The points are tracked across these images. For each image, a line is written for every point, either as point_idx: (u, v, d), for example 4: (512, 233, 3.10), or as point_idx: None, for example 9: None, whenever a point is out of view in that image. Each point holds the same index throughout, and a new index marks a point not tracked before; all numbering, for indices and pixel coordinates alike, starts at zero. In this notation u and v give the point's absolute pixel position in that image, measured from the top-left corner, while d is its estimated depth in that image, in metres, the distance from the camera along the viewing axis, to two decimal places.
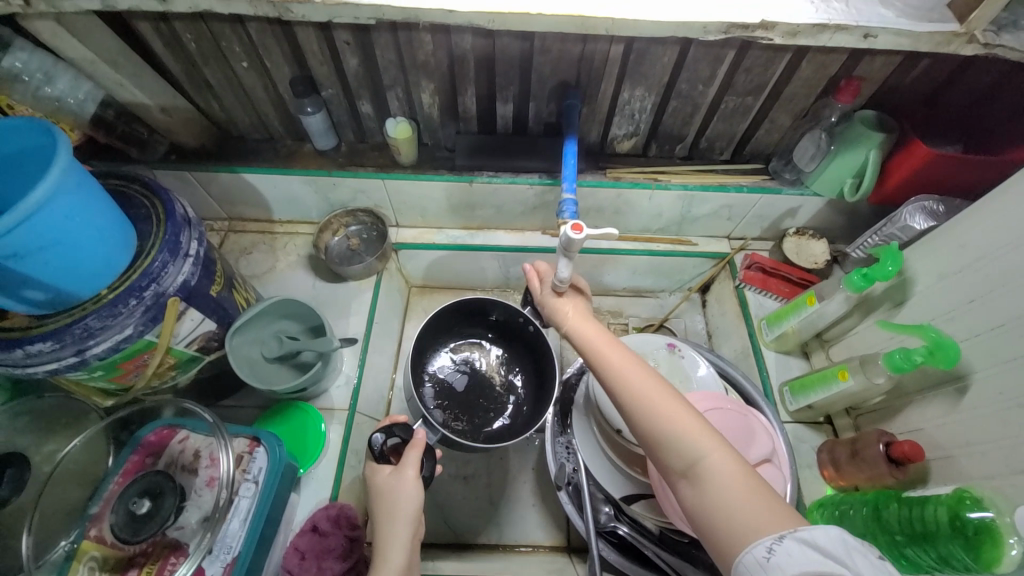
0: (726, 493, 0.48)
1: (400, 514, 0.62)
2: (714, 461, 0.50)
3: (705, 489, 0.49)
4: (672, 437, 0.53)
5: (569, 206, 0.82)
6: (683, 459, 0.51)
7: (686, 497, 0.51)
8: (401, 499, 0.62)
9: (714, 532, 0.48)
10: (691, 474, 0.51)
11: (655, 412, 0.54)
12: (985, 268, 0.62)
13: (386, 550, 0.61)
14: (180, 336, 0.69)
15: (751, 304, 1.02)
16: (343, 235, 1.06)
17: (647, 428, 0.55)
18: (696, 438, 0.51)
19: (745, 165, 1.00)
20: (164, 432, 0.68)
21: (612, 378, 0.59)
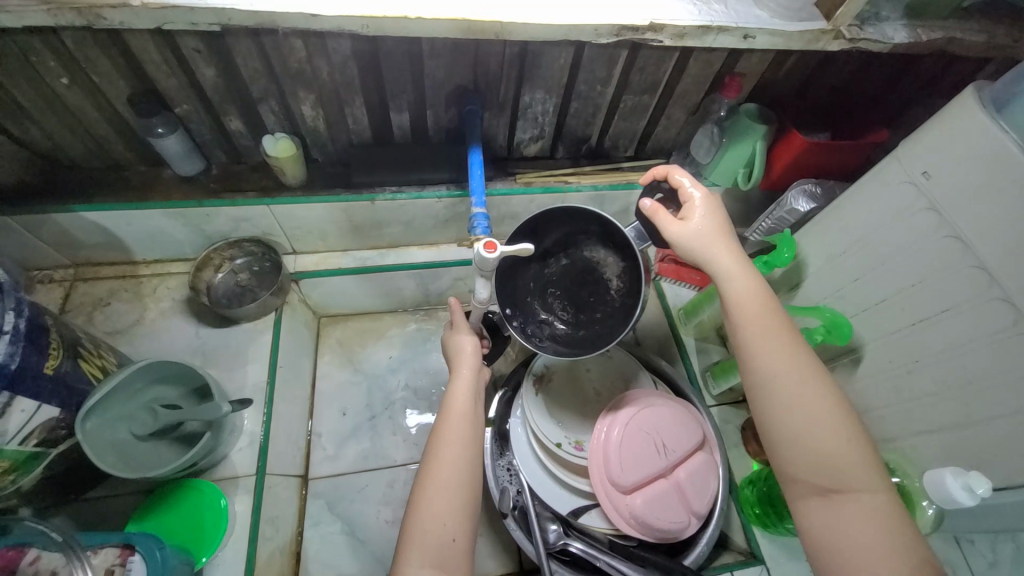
0: (864, 522, 0.51)
1: (462, 353, 0.70)
2: (867, 494, 0.52)
3: (842, 510, 0.52)
4: (824, 455, 0.53)
5: (480, 220, 0.77)
6: (829, 481, 0.53)
7: (808, 509, 0.54)
8: (460, 341, 0.72)
9: (827, 548, 0.52)
10: (830, 495, 0.53)
11: (809, 430, 0.54)
12: (863, 248, 0.68)
13: (455, 374, 0.69)
14: (8, 433, 0.54)
15: (667, 295, 1.04)
16: (228, 271, 0.92)
17: (792, 438, 0.55)
18: (854, 469, 0.53)
19: (648, 161, 1.03)
20: (9, 553, 0.51)
21: (765, 376, 0.57)
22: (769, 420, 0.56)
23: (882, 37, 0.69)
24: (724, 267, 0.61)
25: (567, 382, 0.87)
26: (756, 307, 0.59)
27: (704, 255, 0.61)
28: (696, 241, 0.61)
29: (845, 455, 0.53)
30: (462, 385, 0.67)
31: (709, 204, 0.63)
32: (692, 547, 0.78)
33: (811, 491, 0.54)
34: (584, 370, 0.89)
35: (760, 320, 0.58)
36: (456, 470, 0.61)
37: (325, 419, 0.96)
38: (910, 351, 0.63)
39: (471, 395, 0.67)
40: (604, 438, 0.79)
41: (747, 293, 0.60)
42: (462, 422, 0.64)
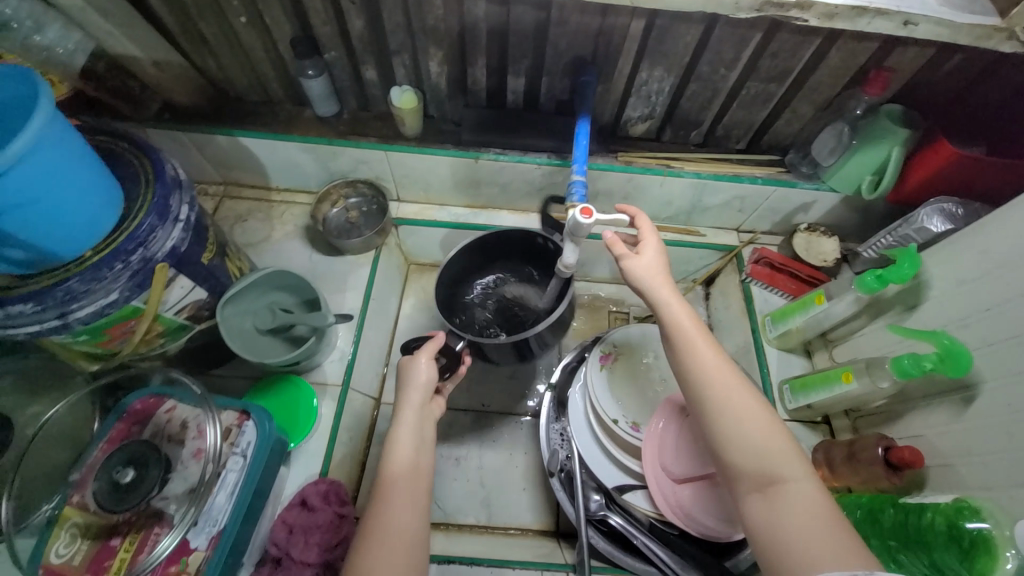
0: (801, 515, 0.49)
1: (415, 389, 0.67)
2: (800, 486, 0.51)
3: (780, 506, 0.50)
4: (758, 454, 0.53)
5: (579, 188, 0.78)
6: (763, 475, 0.52)
7: (749, 507, 0.52)
8: (417, 372, 0.68)
9: (772, 546, 0.49)
10: (766, 489, 0.52)
11: (741, 428, 0.55)
12: (1004, 275, 0.61)
13: (398, 412, 0.66)
14: (169, 303, 0.66)
15: (756, 299, 1.00)
16: (342, 207, 1.02)
17: (727, 437, 0.55)
18: (785, 462, 0.52)
19: (760, 157, 0.98)
20: (151, 400, 0.63)
21: (703, 382, 0.58)
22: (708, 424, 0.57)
23: None
24: (661, 287, 0.64)
25: (633, 365, 0.88)
26: (695, 327, 0.61)
27: (651, 282, 0.65)
28: (645, 267, 0.66)
29: (774, 451, 0.53)
30: (408, 419, 0.66)
31: (650, 235, 0.68)
32: (741, 548, 0.76)
33: (749, 487, 0.53)
34: (652, 357, 0.89)
35: (697, 334, 0.61)
36: (402, 505, 0.59)
37: (402, 354, 1.05)
38: None
39: (414, 439, 0.65)
40: (661, 429, 0.79)
41: (681, 306, 0.63)
42: (406, 466, 0.62)
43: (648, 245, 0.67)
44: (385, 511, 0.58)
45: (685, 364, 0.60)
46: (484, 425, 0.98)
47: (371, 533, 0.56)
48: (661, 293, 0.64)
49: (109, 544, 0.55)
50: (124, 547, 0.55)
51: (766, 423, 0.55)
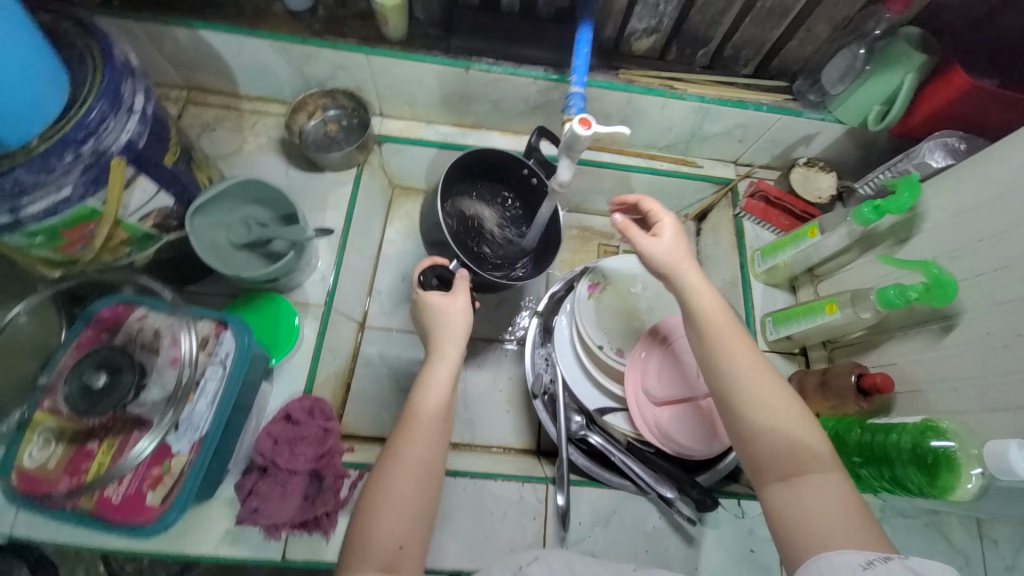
0: (824, 504, 0.50)
1: (452, 332, 0.66)
2: (824, 476, 0.52)
3: (803, 492, 0.52)
4: (783, 443, 0.54)
5: (576, 100, 0.73)
6: (788, 467, 0.53)
7: (771, 495, 0.53)
8: (451, 317, 0.67)
9: (792, 530, 0.51)
10: (790, 479, 0.53)
11: (768, 418, 0.55)
12: (1002, 206, 0.61)
13: (436, 362, 0.64)
14: (131, 207, 0.61)
15: (748, 234, 0.98)
16: (320, 119, 0.95)
17: (753, 427, 0.56)
18: (810, 452, 0.53)
19: (767, 82, 0.92)
20: (120, 308, 0.60)
21: (728, 371, 0.58)
22: (732, 411, 0.57)
23: None
24: (690, 276, 0.64)
25: (623, 294, 0.88)
26: (719, 317, 0.61)
27: (672, 270, 0.65)
28: (662, 252, 0.66)
29: (800, 442, 0.54)
30: (436, 378, 0.63)
31: (668, 221, 0.68)
32: (709, 468, 0.81)
33: (773, 476, 0.54)
34: (641, 288, 0.89)
35: (722, 324, 0.61)
36: (414, 466, 0.57)
37: (386, 280, 1.02)
38: (1018, 324, 0.57)
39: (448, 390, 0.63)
40: (644, 358, 0.81)
41: (707, 294, 0.63)
42: (428, 423, 0.60)
43: (666, 229, 0.67)
44: (393, 470, 0.56)
45: (712, 354, 0.60)
46: (469, 351, 0.98)
47: (377, 493, 0.56)
48: (687, 279, 0.64)
49: (86, 448, 0.54)
50: (102, 450, 0.54)
51: (793, 414, 0.56)
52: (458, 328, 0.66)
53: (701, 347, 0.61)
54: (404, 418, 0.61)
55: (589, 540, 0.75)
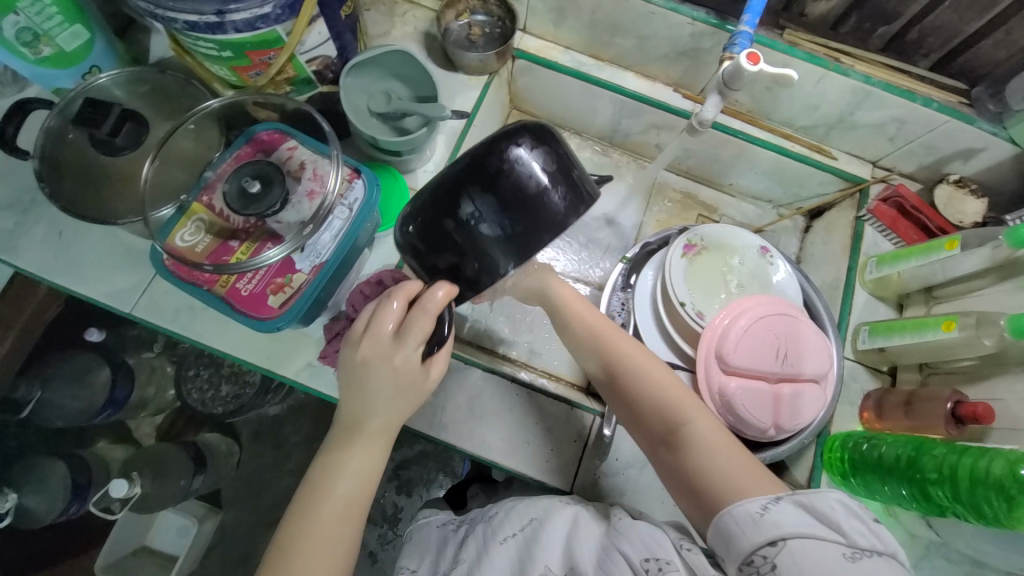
0: (698, 452, 0.58)
1: (389, 408, 0.62)
2: (696, 427, 0.60)
3: (683, 451, 0.59)
4: (661, 408, 0.62)
5: (743, 41, 0.69)
6: (665, 426, 0.61)
7: (664, 459, 0.61)
8: (405, 388, 0.61)
9: (691, 487, 0.58)
10: (669, 438, 0.61)
11: (639, 386, 0.64)
12: None
13: (353, 446, 0.61)
14: (305, 46, 0.67)
15: (865, 239, 0.92)
16: (466, 22, 0.97)
17: (633, 402, 0.64)
18: (681, 407, 0.61)
19: (945, 80, 0.84)
20: (276, 136, 0.66)
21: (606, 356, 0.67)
22: (616, 393, 0.66)
23: None
24: (563, 290, 0.72)
25: (717, 263, 0.86)
26: (583, 309, 0.70)
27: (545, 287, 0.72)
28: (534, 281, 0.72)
29: (670, 398, 0.62)
30: (352, 464, 0.60)
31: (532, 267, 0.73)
32: (777, 446, 0.78)
33: (658, 441, 0.62)
34: (737, 261, 0.87)
35: (586, 315, 0.70)
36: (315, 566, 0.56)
37: None
38: None
39: (369, 472, 0.61)
40: (725, 324, 0.79)
41: (569, 292, 0.72)
42: (339, 513, 0.58)
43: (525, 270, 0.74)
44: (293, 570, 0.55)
45: (585, 344, 0.69)
46: None
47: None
48: (552, 286, 0.72)
49: (228, 245, 0.62)
50: (240, 250, 0.62)
51: (661, 380, 0.63)
52: (397, 410, 0.62)
53: (575, 340, 0.70)
54: (310, 498, 0.59)
55: (620, 477, 0.78)
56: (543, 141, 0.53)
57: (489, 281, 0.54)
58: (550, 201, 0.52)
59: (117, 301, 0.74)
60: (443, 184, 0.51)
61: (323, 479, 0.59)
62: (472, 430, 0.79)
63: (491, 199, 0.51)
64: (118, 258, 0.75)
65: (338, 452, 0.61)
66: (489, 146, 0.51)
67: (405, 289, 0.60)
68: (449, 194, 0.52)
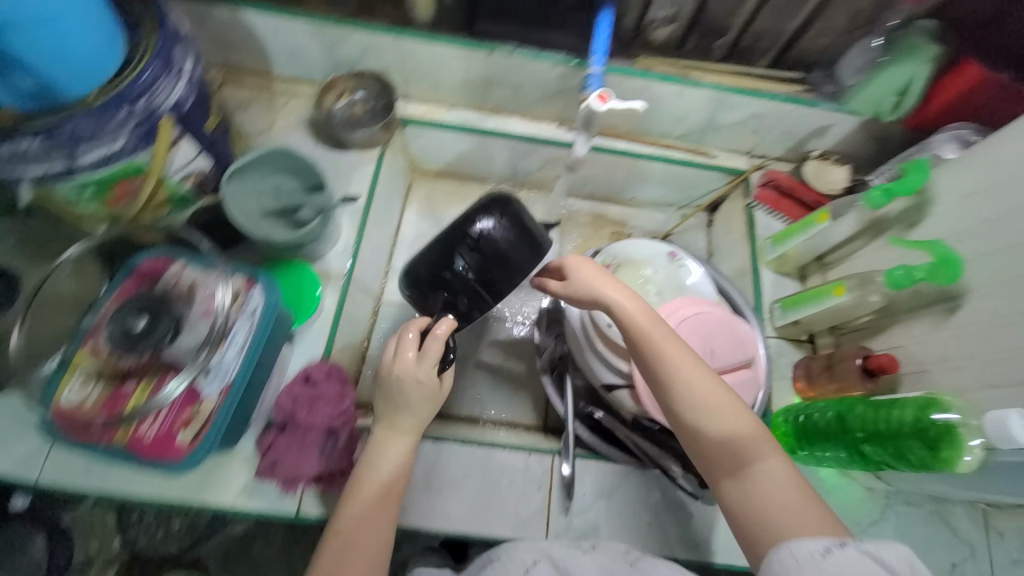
0: (771, 492, 0.58)
1: (417, 418, 0.67)
2: (765, 465, 0.60)
3: (752, 486, 0.59)
4: (731, 441, 0.61)
5: (596, 82, 0.78)
6: (733, 462, 0.60)
7: (726, 491, 0.61)
8: (419, 404, 0.67)
9: (749, 521, 0.58)
10: (737, 474, 0.60)
11: (711, 422, 0.62)
12: (1010, 186, 0.60)
13: (382, 442, 0.67)
14: (175, 165, 0.65)
15: (758, 224, 1.00)
16: (347, 101, 0.98)
17: (702, 430, 0.62)
18: (754, 444, 0.61)
19: (784, 72, 0.93)
20: (159, 261, 0.65)
21: (676, 379, 0.63)
22: (686, 419, 0.63)
23: None
24: (636, 317, 0.66)
25: (632, 278, 0.90)
26: (654, 331, 0.66)
27: (597, 292, 0.69)
28: (585, 279, 0.70)
29: (741, 436, 0.61)
30: (390, 453, 0.66)
31: (583, 265, 0.72)
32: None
33: (723, 473, 0.61)
34: (651, 271, 0.91)
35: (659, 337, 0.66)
36: (358, 548, 0.61)
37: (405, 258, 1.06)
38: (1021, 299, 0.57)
39: (399, 463, 0.66)
40: None
41: (641, 315, 0.67)
42: (377, 501, 0.64)
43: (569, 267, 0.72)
44: (340, 548, 0.61)
45: (655, 373, 0.64)
46: (481, 330, 1.01)
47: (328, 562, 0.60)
48: (581, 273, 0.71)
49: (123, 389, 0.59)
50: (138, 390, 0.59)
51: (734, 410, 0.62)
52: (423, 416, 0.68)
53: (642, 360, 0.66)
54: (350, 492, 0.64)
55: (592, 512, 0.78)
56: (505, 210, 0.70)
57: (474, 312, 0.70)
58: (510, 263, 0.69)
59: (19, 475, 0.67)
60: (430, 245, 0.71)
61: (364, 470, 0.65)
62: (433, 505, 0.76)
63: (474, 257, 0.68)
64: (11, 429, 0.68)
65: (375, 441, 0.67)
66: (470, 216, 0.69)
67: (417, 323, 0.69)
68: (444, 254, 0.69)
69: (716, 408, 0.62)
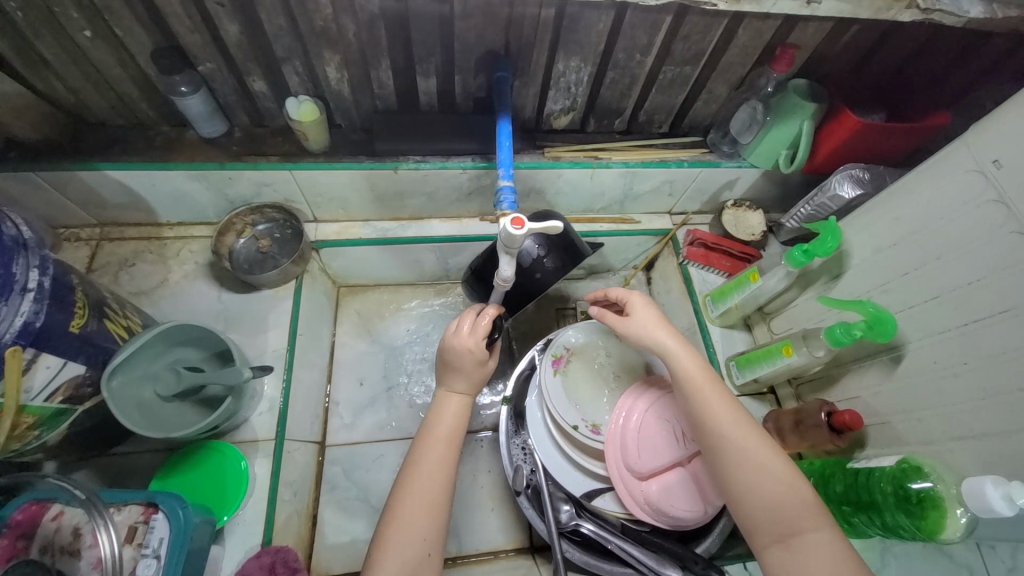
0: (821, 560, 0.54)
1: (470, 378, 0.71)
2: (816, 534, 0.56)
3: (803, 555, 0.55)
4: (778, 505, 0.58)
5: (507, 195, 0.73)
6: (783, 527, 0.57)
7: (773, 558, 0.57)
8: (468, 362, 0.71)
9: None
10: (787, 540, 0.56)
11: (761, 485, 0.59)
12: (916, 242, 0.64)
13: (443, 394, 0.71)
14: (34, 389, 0.55)
15: (694, 280, 1.01)
16: (250, 236, 0.91)
17: (747, 489, 0.59)
18: (803, 510, 0.57)
19: (683, 138, 0.96)
20: (33, 508, 0.54)
21: (720, 430, 0.62)
22: (731, 476, 0.60)
23: (956, 10, 0.65)
24: (688, 366, 0.66)
25: (586, 369, 0.84)
26: (699, 381, 0.65)
27: (649, 337, 0.70)
28: (638, 326, 0.71)
29: (792, 501, 0.57)
30: (449, 407, 0.70)
31: (649, 308, 0.72)
32: (707, 535, 0.78)
33: (771, 539, 0.57)
34: (604, 358, 0.85)
35: (703, 385, 0.65)
36: (426, 489, 0.63)
37: (344, 386, 0.97)
38: (959, 351, 0.59)
39: (455, 416, 0.70)
40: (623, 422, 0.77)
41: (691, 363, 0.66)
42: (441, 444, 0.66)
43: (634, 305, 0.73)
44: (409, 493, 0.62)
45: (706, 423, 0.63)
46: None
47: (398, 506, 0.62)
48: (640, 305, 0.73)
49: None
50: None
51: (779, 469, 0.59)
52: (477, 376, 0.71)
53: (686, 405, 0.65)
54: (421, 444, 0.67)
55: None
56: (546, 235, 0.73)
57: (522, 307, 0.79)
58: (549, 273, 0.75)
59: None
60: (483, 262, 0.78)
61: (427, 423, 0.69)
62: None
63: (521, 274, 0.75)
64: None
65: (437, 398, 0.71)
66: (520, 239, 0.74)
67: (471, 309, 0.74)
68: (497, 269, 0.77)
69: (763, 464, 0.60)
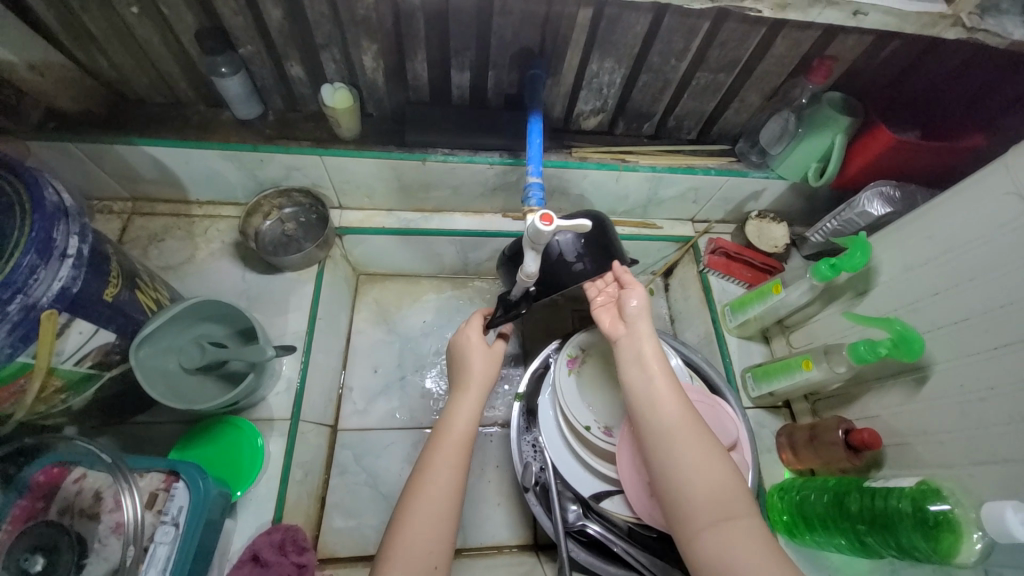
0: (749, 547, 0.51)
1: (477, 381, 0.73)
2: (748, 520, 0.53)
3: (733, 539, 0.52)
4: (715, 487, 0.55)
5: (535, 191, 0.73)
6: (717, 510, 0.54)
7: (703, 543, 0.53)
8: (477, 364, 0.74)
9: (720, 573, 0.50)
10: (720, 524, 0.53)
11: (699, 465, 0.57)
12: (948, 262, 0.63)
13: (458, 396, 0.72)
14: (66, 352, 0.57)
15: (714, 289, 1.00)
16: (276, 219, 0.92)
17: (686, 467, 0.57)
18: (738, 499, 0.55)
19: (711, 146, 0.96)
20: (54, 470, 0.56)
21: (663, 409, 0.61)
22: (670, 453, 0.58)
23: (1001, 32, 0.64)
24: (646, 348, 0.66)
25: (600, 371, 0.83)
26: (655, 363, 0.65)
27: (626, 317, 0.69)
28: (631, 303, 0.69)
29: (728, 486, 0.56)
30: (463, 407, 0.71)
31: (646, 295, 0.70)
32: None
33: (704, 522, 0.54)
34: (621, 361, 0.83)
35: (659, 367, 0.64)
36: (438, 492, 0.63)
37: (358, 372, 0.98)
38: (988, 375, 0.58)
39: (470, 419, 0.70)
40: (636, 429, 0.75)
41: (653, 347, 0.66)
42: (453, 447, 0.67)
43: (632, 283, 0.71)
44: (418, 493, 0.63)
45: (652, 402, 0.62)
46: None
47: (408, 505, 0.62)
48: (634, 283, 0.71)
49: None
50: None
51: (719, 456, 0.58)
52: (484, 373, 0.74)
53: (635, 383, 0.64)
54: (433, 447, 0.67)
55: None
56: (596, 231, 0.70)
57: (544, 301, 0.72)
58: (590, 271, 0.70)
59: None
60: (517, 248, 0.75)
61: (442, 424, 0.69)
62: None
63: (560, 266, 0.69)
64: None
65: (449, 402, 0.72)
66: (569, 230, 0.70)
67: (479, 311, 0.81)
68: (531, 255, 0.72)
69: (704, 447, 0.58)
